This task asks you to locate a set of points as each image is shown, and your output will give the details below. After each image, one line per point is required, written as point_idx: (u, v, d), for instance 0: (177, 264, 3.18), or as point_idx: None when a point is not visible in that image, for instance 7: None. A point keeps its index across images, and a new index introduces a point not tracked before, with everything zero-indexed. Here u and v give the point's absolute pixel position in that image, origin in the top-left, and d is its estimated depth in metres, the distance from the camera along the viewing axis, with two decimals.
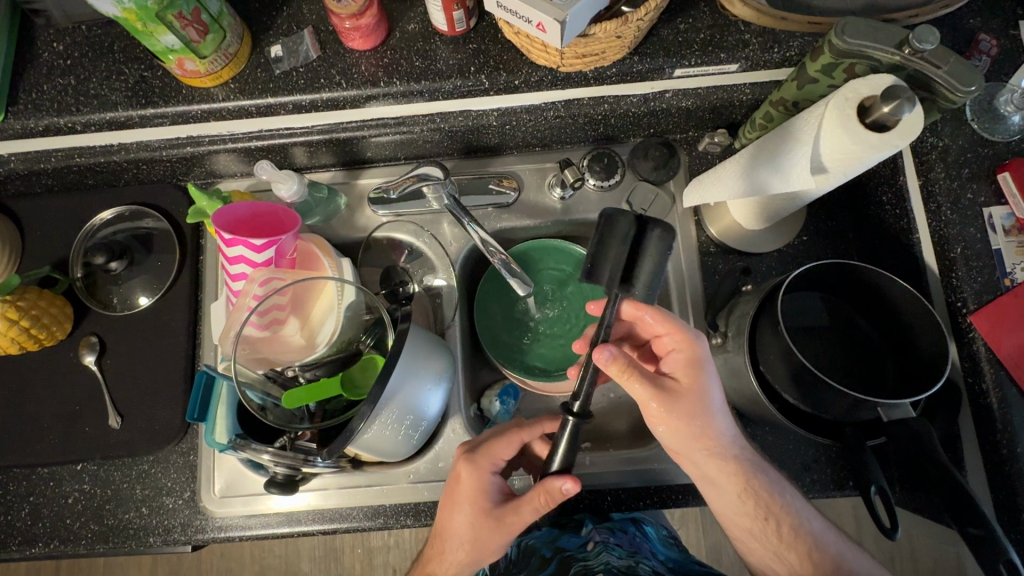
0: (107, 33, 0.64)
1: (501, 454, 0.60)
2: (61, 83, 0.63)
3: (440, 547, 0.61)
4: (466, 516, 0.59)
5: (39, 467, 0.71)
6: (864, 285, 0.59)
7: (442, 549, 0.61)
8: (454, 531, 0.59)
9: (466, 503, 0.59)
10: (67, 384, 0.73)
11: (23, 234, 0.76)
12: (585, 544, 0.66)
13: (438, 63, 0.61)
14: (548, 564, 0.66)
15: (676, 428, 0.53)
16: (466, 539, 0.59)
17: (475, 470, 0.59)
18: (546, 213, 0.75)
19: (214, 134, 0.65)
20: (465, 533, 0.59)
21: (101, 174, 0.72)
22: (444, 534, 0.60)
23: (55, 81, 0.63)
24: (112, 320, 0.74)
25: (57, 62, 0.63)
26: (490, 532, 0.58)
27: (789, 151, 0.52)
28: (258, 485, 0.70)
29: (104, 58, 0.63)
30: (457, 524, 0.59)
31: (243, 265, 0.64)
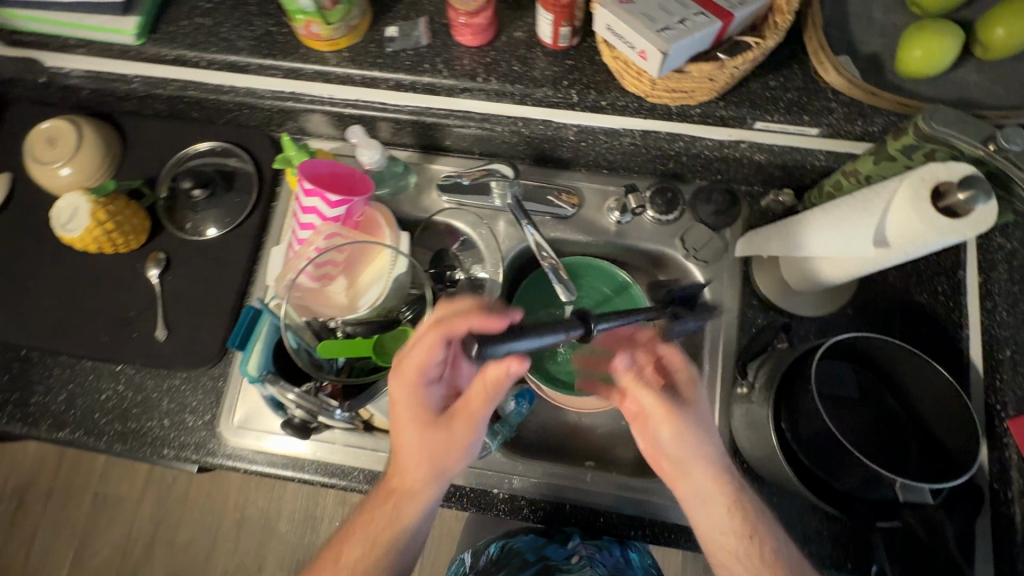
0: None
1: (416, 373, 0.53)
2: (198, 22, 0.70)
3: (400, 470, 0.55)
4: (419, 426, 0.54)
5: (83, 359, 0.76)
6: (909, 364, 0.59)
7: (404, 474, 0.55)
8: (406, 451, 0.54)
9: (408, 419, 0.54)
10: (127, 290, 0.78)
11: (124, 149, 0.83)
12: (571, 557, 0.71)
13: (535, 71, 0.65)
14: (528, 568, 0.71)
15: (676, 430, 0.52)
16: (425, 444, 0.53)
17: (401, 379, 0.54)
18: (600, 233, 0.77)
19: (314, 95, 0.69)
20: (421, 437, 0.54)
21: (208, 110, 0.79)
22: (399, 455, 0.56)
23: (194, 20, 0.70)
24: (182, 242, 0.79)
25: (199, 4, 0.70)
26: (444, 440, 0.53)
27: (851, 219, 0.53)
28: (274, 425, 0.73)
29: (239, 8, 0.70)
30: (407, 444, 0.54)
31: (314, 216, 0.68)
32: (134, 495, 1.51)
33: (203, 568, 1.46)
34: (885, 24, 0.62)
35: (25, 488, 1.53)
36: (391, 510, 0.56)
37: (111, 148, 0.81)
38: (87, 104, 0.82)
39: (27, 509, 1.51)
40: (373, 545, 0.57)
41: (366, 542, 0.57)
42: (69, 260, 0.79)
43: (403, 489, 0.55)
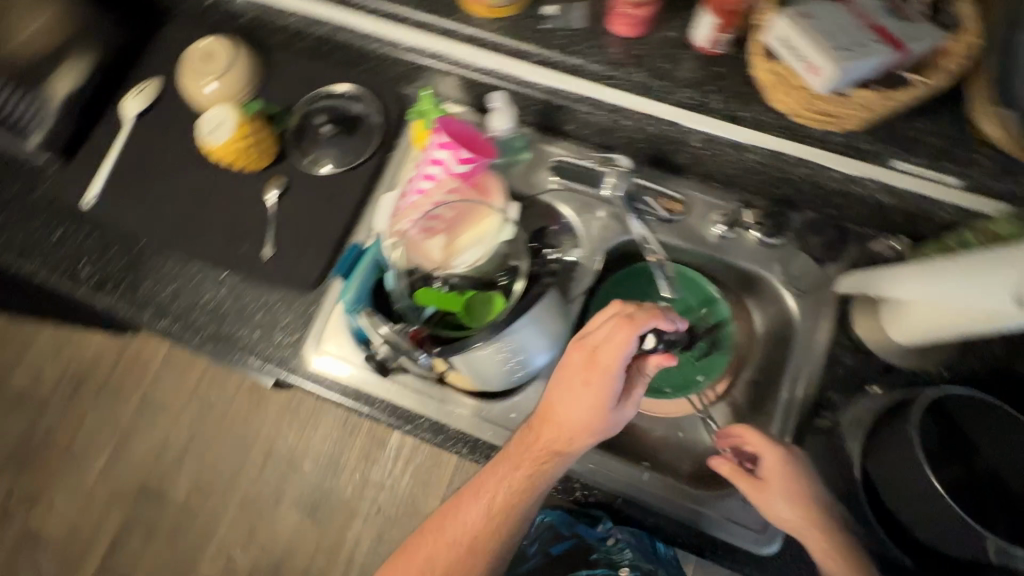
0: None
1: (603, 372, 0.61)
2: None
3: (557, 426, 0.63)
4: (590, 401, 0.61)
5: (193, 260, 0.82)
6: (1001, 423, 0.62)
7: (551, 452, 0.63)
8: (571, 409, 0.62)
9: (575, 380, 0.62)
10: (244, 205, 0.83)
11: (266, 76, 0.88)
12: (604, 539, 0.89)
13: (680, 72, 0.65)
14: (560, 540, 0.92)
15: (790, 495, 0.60)
16: (585, 427, 0.62)
17: (589, 365, 0.61)
18: (700, 243, 0.78)
19: (459, 59, 0.73)
20: (585, 420, 0.62)
21: (352, 54, 0.83)
22: (547, 432, 0.63)
23: None
24: (301, 172, 0.84)
25: None
26: (598, 399, 0.61)
27: (987, 271, 0.51)
28: (350, 357, 0.77)
29: None
30: (574, 403, 0.62)
31: (438, 168, 0.72)
32: (177, 405, 1.59)
33: (225, 488, 1.52)
34: None
35: (83, 376, 1.63)
36: (530, 478, 0.64)
37: (256, 72, 0.86)
38: (242, 29, 0.87)
39: (81, 397, 1.61)
40: (509, 506, 0.65)
41: (502, 503, 0.65)
42: (197, 168, 0.84)
43: (544, 463, 0.63)
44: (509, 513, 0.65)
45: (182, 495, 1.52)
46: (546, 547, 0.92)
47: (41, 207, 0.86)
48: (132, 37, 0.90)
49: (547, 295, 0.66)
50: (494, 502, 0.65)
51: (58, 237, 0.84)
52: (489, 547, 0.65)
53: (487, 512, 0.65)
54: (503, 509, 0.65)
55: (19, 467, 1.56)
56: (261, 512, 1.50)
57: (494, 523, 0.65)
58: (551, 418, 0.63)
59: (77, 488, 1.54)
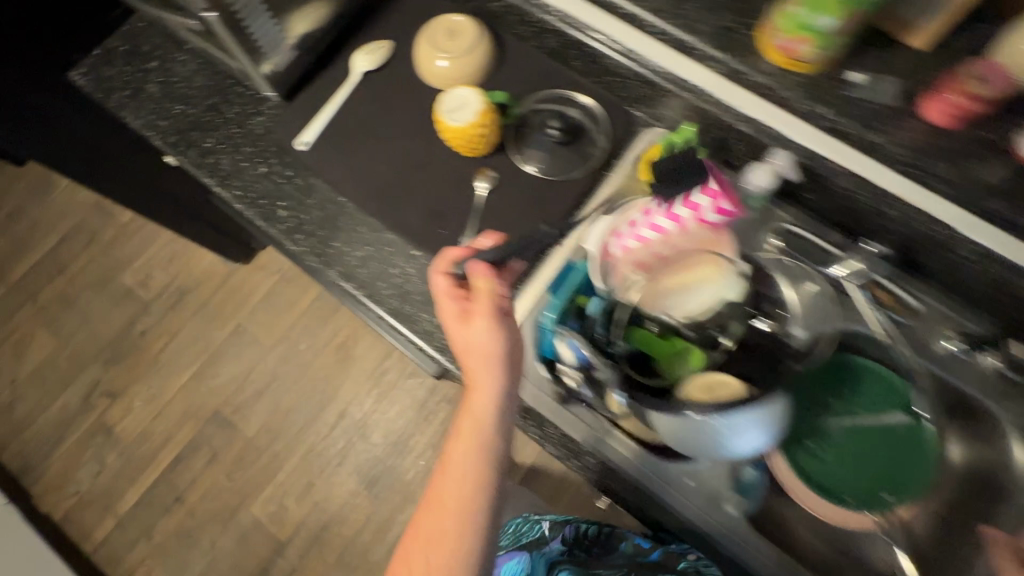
0: None
1: (485, 306, 0.60)
2: None
3: (476, 396, 0.59)
4: (480, 353, 0.60)
5: (389, 230, 0.80)
6: None
7: (476, 403, 0.59)
8: (473, 372, 0.60)
9: (478, 353, 0.60)
10: (452, 189, 0.81)
11: (498, 64, 0.86)
12: (687, 554, 0.89)
13: (990, 178, 0.59)
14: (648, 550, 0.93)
15: None
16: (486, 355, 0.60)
17: (463, 315, 0.61)
18: (922, 355, 0.72)
19: (726, 103, 0.71)
20: (479, 347, 0.60)
21: (598, 65, 0.80)
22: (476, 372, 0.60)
23: None
24: (514, 170, 0.82)
25: None
26: (484, 362, 0.60)
27: None
28: (528, 365, 0.73)
29: None
30: (474, 342, 0.60)
31: (688, 214, 0.69)
32: (268, 343, 1.61)
33: (294, 436, 1.53)
34: None
35: (188, 291, 1.67)
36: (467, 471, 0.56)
37: (491, 59, 0.85)
38: (485, 13, 0.86)
39: (181, 310, 1.65)
40: (460, 493, 0.56)
41: (460, 522, 0.55)
42: (414, 139, 0.83)
43: (482, 427, 0.57)
44: (459, 530, 0.55)
45: (251, 431, 1.54)
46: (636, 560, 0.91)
47: (252, 139, 0.86)
48: None
49: (770, 393, 0.63)
50: (473, 523, 0.55)
51: (263, 172, 0.85)
52: (447, 553, 0.54)
53: (457, 521, 0.55)
54: (462, 516, 0.55)
55: (110, 361, 1.61)
56: (322, 469, 1.50)
57: (437, 510, 0.56)
58: (475, 368, 0.61)
59: (156, 396, 1.58)
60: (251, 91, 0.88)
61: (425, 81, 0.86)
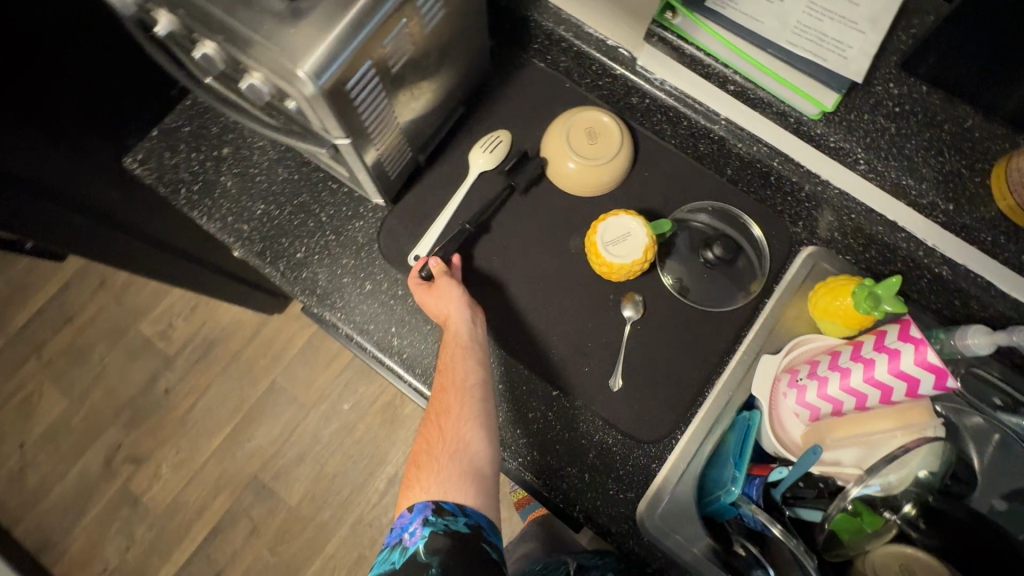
0: (944, 105, 0.59)
1: (451, 285, 0.65)
2: (881, 123, 0.60)
3: (449, 352, 0.63)
4: (450, 315, 0.64)
5: (524, 366, 0.70)
6: None
7: (454, 343, 0.63)
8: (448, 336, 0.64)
9: (449, 317, 0.64)
10: (594, 320, 0.71)
11: (635, 166, 0.76)
12: None
13: None
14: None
15: None
16: (453, 308, 0.64)
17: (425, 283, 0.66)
18: None
19: (935, 252, 0.60)
20: (447, 312, 0.65)
21: (763, 180, 0.71)
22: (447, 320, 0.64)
23: (877, 117, 0.60)
24: (662, 296, 0.72)
25: (886, 102, 0.60)
26: (446, 310, 0.65)
27: None
28: (697, 539, 0.65)
29: (929, 127, 0.59)
30: (446, 310, 0.64)
31: (895, 387, 0.57)
32: (307, 401, 1.49)
33: (341, 505, 1.43)
34: None
35: (215, 343, 1.53)
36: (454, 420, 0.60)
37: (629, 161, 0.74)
38: (623, 106, 0.76)
39: (208, 364, 1.51)
40: (451, 417, 0.60)
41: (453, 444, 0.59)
42: (546, 257, 0.73)
43: (460, 371, 0.61)
44: (449, 449, 0.58)
45: (294, 500, 1.43)
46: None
47: (354, 249, 0.74)
48: (491, 76, 0.79)
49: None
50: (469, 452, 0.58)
51: (369, 291, 0.73)
52: (447, 448, 0.58)
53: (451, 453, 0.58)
54: (445, 453, 0.58)
55: (130, 422, 1.47)
56: (374, 540, 1.41)
57: (438, 427, 0.60)
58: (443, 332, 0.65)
59: (185, 462, 1.45)
60: (350, 191, 0.76)
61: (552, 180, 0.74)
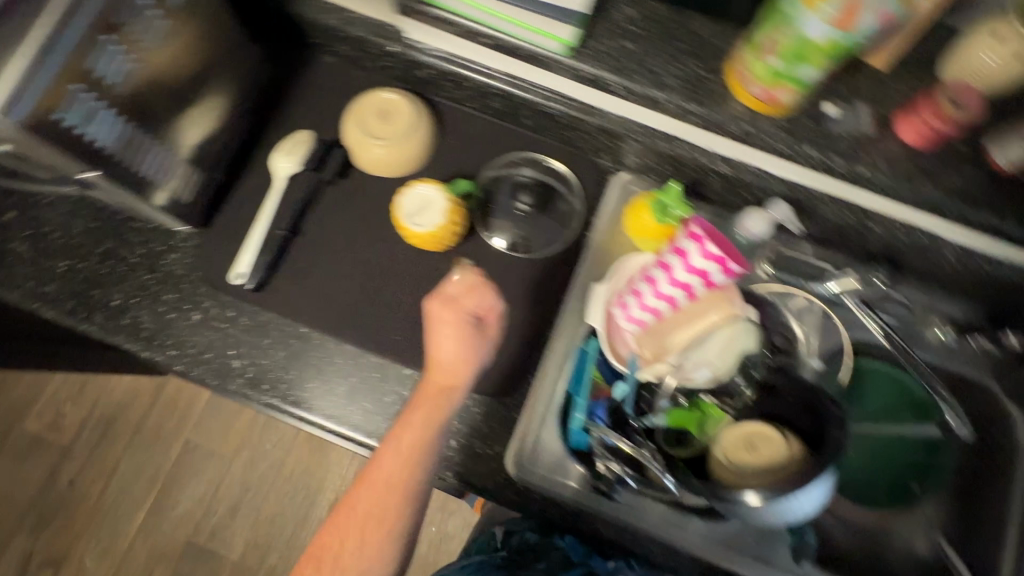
0: (675, 17, 0.63)
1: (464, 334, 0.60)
2: (623, 45, 0.63)
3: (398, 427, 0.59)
4: (438, 377, 0.60)
5: (370, 353, 0.71)
6: None
7: (430, 404, 0.59)
8: (416, 413, 0.59)
9: (433, 370, 0.60)
10: (428, 291, 0.72)
11: (440, 136, 0.77)
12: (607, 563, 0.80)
13: (973, 191, 0.60)
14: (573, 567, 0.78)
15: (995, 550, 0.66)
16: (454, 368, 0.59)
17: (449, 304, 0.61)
18: (917, 347, 0.76)
19: (701, 148, 0.65)
20: (454, 361, 0.60)
21: (553, 122, 0.74)
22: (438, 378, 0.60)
23: (618, 41, 0.63)
24: (490, 253, 0.74)
25: (623, 25, 0.63)
26: (439, 359, 0.60)
27: None
28: (567, 470, 0.68)
29: (665, 40, 0.63)
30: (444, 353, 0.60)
31: (696, 281, 0.61)
32: (227, 452, 1.44)
33: (287, 544, 1.39)
34: None
35: (112, 419, 1.44)
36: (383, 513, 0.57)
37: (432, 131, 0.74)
38: (411, 79, 0.76)
39: (110, 444, 1.43)
40: (382, 493, 0.57)
41: (359, 527, 0.57)
42: (369, 243, 0.73)
43: (414, 444, 0.58)
44: (356, 541, 0.57)
45: (237, 553, 1.38)
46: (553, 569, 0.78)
47: (173, 283, 0.72)
48: (274, 78, 0.77)
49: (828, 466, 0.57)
50: (364, 537, 0.57)
51: (197, 321, 0.71)
52: (358, 514, 0.57)
53: (354, 539, 0.57)
54: (343, 541, 0.57)
55: (38, 525, 1.37)
56: None
57: (366, 498, 0.58)
58: (433, 371, 0.61)
59: (110, 549, 1.37)
60: (155, 226, 0.73)
61: (361, 168, 0.74)
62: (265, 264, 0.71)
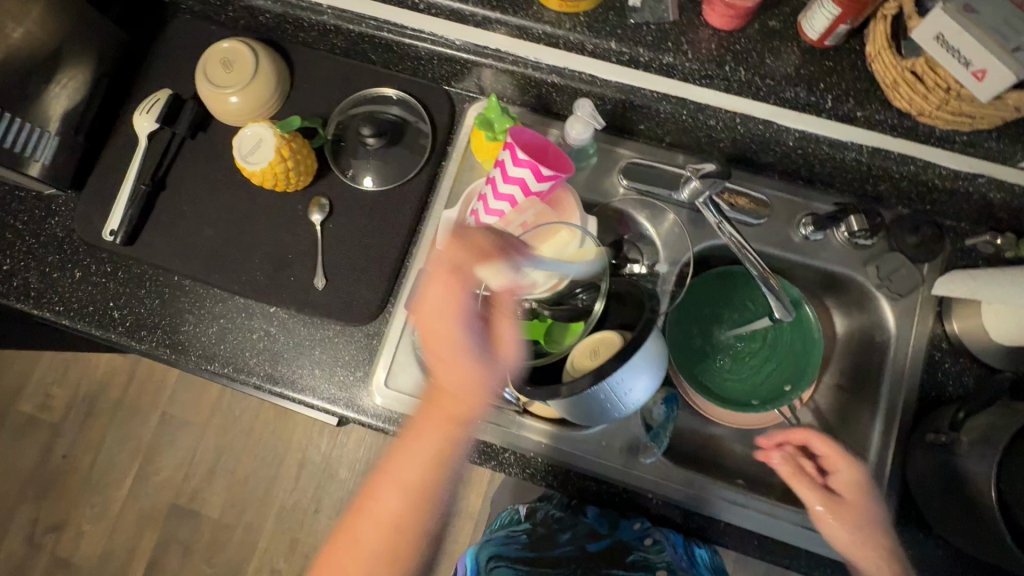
0: None
1: (453, 314, 0.60)
2: None
3: (428, 422, 0.65)
4: (455, 362, 0.63)
5: (236, 294, 0.74)
6: None
7: (443, 437, 0.64)
8: (435, 412, 0.65)
9: (449, 346, 0.62)
10: (287, 232, 0.75)
11: (294, 81, 0.79)
12: (643, 538, 0.77)
13: (786, 67, 0.58)
14: (599, 538, 0.78)
15: (838, 461, 0.63)
16: (459, 393, 0.64)
17: (451, 272, 0.60)
18: (784, 247, 0.73)
19: (518, 55, 0.65)
20: (453, 378, 0.63)
21: (392, 52, 0.74)
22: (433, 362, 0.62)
23: None
24: (345, 189, 0.76)
25: None
26: (447, 337, 0.61)
27: None
28: (426, 392, 0.71)
29: None
30: (444, 325, 0.61)
31: (518, 188, 0.63)
32: (201, 421, 1.53)
33: (261, 501, 1.48)
34: None
35: (96, 397, 1.55)
36: (399, 505, 0.65)
37: (281, 76, 0.77)
38: (259, 29, 0.78)
39: (95, 419, 1.54)
40: (410, 480, 0.65)
41: (379, 524, 0.65)
42: (231, 191, 0.76)
43: (433, 429, 0.64)
44: (393, 532, 0.65)
45: (217, 512, 1.48)
46: (583, 543, 0.77)
47: (55, 245, 0.77)
48: (132, 42, 0.80)
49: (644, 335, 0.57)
50: (396, 521, 0.65)
51: (79, 277, 0.76)
52: (387, 519, 0.65)
53: (372, 525, 0.66)
54: (355, 517, 0.66)
55: (40, 496, 1.50)
56: (301, 522, 1.47)
57: (383, 491, 0.66)
58: (431, 352, 0.64)
59: (104, 513, 1.49)
60: (37, 194, 0.78)
61: (220, 119, 0.77)
62: (132, 219, 0.75)
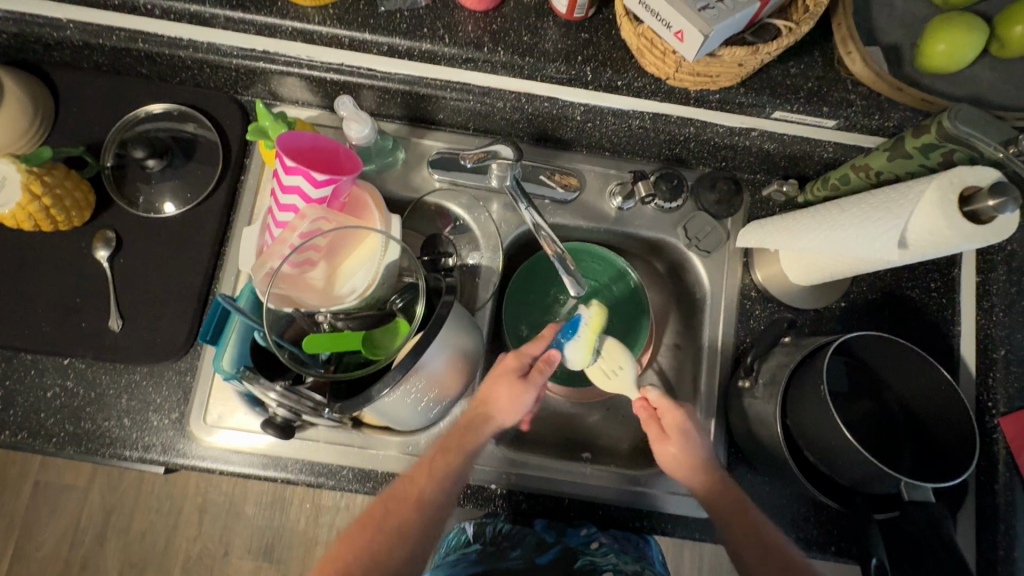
0: None
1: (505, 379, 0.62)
2: None
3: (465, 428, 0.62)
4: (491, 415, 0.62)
5: (20, 352, 0.67)
6: (905, 334, 0.70)
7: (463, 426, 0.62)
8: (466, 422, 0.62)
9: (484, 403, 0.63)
10: (71, 275, 0.68)
11: (57, 105, 0.71)
12: (590, 543, 0.68)
13: (546, 44, 0.59)
14: (548, 548, 0.68)
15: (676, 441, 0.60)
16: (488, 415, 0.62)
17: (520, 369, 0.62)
18: (599, 219, 0.74)
19: (291, 56, 0.62)
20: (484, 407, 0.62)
21: (160, 65, 0.68)
22: (472, 427, 0.61)
23: None
24: (133, 219, 0.70)
25: None
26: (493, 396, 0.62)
27: (846, 225, 0.54)
28: (252, 421, 0.68)
29: None
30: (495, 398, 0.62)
31: (296, 196, 0.61)
32: (81, 484, 1.40)
33: (162, 557, 1.38)
34: (905, 14, 0.59)
35: None
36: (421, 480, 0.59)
37: (37, 99, 0.68)
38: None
39: None
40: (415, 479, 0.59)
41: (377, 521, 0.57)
42: None
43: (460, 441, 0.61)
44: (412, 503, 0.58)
45: None
46: (530, 557, 0.66)
47: None
48: None
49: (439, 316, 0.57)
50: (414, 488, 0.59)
51: None
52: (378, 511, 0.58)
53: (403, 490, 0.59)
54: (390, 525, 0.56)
55: None
56: (210, 568, 1.39)
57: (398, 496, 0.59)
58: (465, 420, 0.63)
59: None
60: None
61: None
62: None
